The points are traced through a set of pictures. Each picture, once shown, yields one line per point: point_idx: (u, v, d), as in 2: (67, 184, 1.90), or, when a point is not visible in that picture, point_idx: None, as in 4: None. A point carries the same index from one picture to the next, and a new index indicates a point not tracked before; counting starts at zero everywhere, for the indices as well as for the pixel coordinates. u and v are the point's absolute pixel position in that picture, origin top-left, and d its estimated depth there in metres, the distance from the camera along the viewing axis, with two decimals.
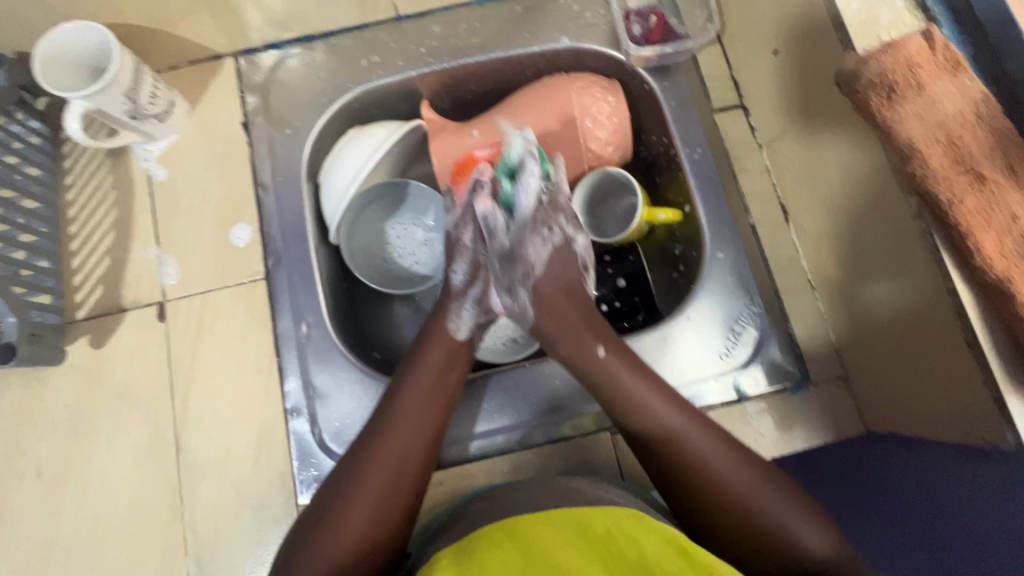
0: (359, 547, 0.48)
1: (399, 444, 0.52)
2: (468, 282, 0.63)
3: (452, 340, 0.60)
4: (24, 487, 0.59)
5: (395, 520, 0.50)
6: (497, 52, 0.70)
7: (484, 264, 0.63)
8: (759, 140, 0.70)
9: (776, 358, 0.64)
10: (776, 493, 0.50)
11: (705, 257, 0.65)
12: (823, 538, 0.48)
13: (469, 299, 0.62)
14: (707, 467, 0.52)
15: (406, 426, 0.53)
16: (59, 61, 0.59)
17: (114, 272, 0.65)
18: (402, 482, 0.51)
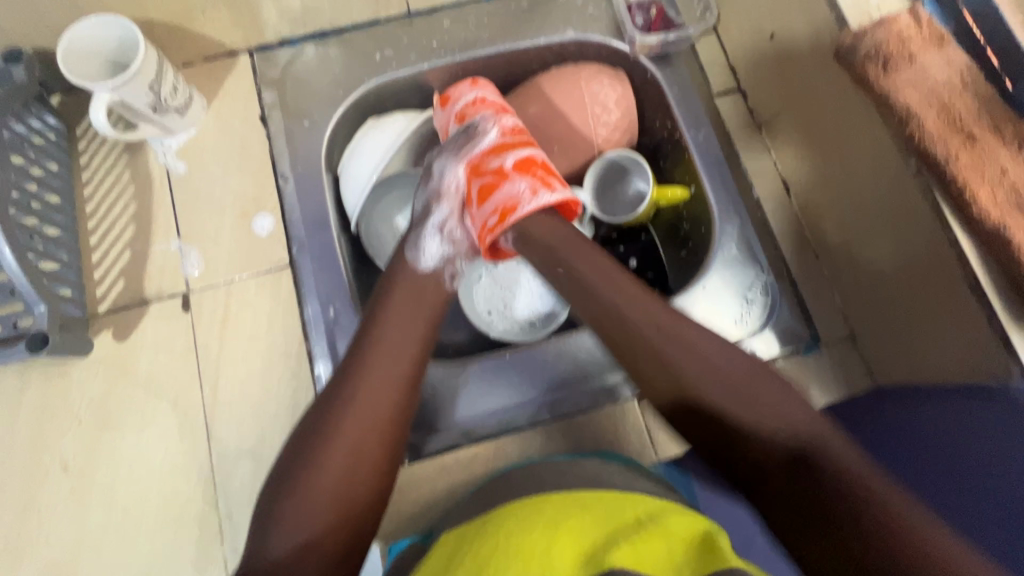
0: (333, 498, 0.50)
1: (378, 383, 0.54)
2: (429, 208, 0.65)
3: (414, 268, 0.62)
4: (51, 483, 0.58)
5: (368, 489, 0.52)
6: (506, 44, 0.74)
7: (439, 189, 0.65)
8: (759, 121, 0.73)
9: (787, 322, 0.67)
10: (768, 382, 0.51)
11: (715, 230, 0.68)
12: (800, 409, 0.49)
13: (431, 223, 0.64)
14: (700, 348, 0.53)
15: (382, 359, 0.56)
16: (82, 55, 0.59)
17: (136, 265, 0.65)
18: (382, 421, 0.53)
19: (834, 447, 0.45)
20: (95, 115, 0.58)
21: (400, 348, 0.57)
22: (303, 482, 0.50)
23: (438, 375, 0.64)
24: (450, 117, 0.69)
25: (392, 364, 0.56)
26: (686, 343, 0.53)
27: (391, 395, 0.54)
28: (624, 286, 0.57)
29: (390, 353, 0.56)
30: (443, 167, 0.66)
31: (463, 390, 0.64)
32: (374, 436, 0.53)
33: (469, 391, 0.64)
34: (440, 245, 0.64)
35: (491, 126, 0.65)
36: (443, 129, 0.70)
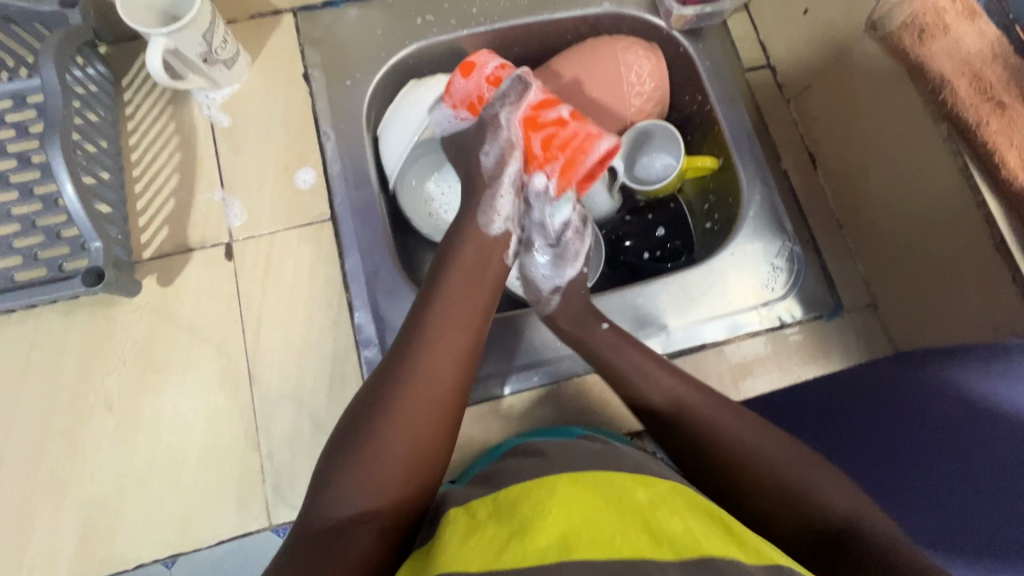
0: (405, 463, 0.48)
1: (446, 347, 0.54)
2: (500, 168, 0.62)
3: (486, 232, 0.61)
4: (96, 419, 0.59)
5: (436, 453, 0.51)
6: (545, 14, 0.76)
7: (508, 143, 0.63)
8: (787, 96, 0.75)
9: (811, 289, 0.69)
10: (735, 416, 0.55)
11: (744, 198, 0.71)
12: (843, 491, 0.48)
13: (506, 183, 0.62)
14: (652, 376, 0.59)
15: (447, 323, 0.55)
16: (138, 2, 0.60)
17: (180, 213, 0.66)
18: (445, 388, 0.52)
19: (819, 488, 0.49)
20: (152, 59, 0.59)
21: (464, 315, 0.56)
22: (370, 447, 0.48)
23: None
24: (480, 84, 0.66)
25: (455, 331, 0.55)
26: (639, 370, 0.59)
27: (454, 360, 0.54)
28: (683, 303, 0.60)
29: (457, 315, 0.56)
30: (506, 117, 0.63)
31: (499, 342, 0.68)
32: (442, 399, 0.52)
33: (505, 343, 0.66)
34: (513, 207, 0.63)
35: (535, 77, 0.65)
36: (466, 95, 0.67)
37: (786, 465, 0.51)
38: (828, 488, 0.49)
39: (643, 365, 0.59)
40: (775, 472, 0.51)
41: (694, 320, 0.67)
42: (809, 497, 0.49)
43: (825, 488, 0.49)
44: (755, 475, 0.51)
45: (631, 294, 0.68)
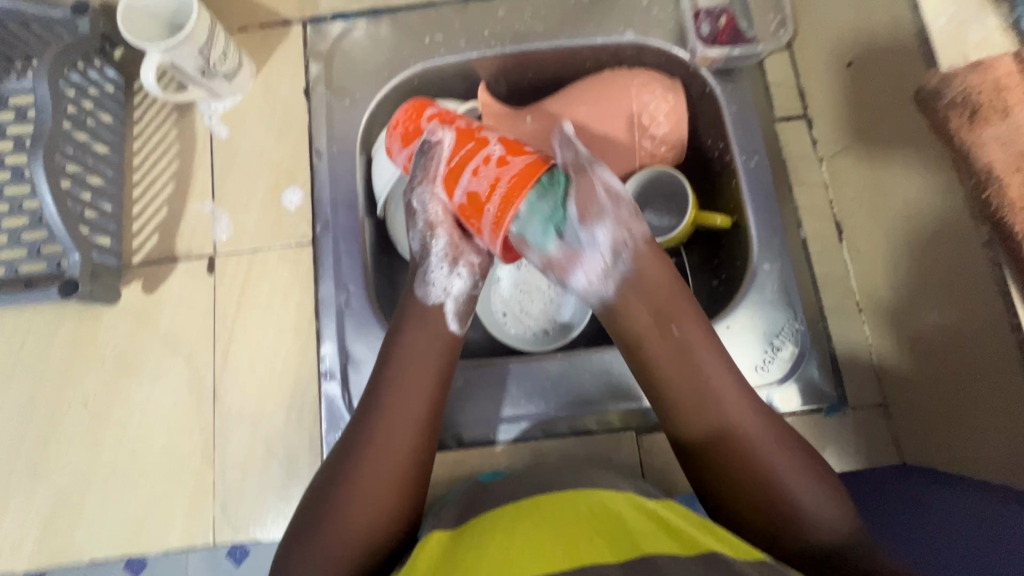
0: (365, 536, 0.48)
1: (398, 417, 0.52)
2: (427, 244, 0.59)
3: (423, 304, 0.58)
4: (71, 417, 0.62)
5: (397, 520, 0.49)
6: (561, 41, 0.71)
7: (432, 215, 0.58)
8: (820, 154, 0.66)
9: (813, 377, 0.62)
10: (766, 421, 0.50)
11: (749, 267, 0.64)
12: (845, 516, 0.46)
13: (432, 255, 0.58)
14: (698, 366, 0.51)
15: (398, 390, 0.53)
16: (142, 13, 0.61)
17: (171, 222, 0.67)
18: (399, 456, 0.51)
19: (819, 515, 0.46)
20: (149, 71, 0.60)
21: (416, 381, 0.54)
22: (325, 523, 0.48)
23: None
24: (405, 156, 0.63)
25: (409, 400, 0.53)
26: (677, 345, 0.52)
27: (413, 429, 0.52)
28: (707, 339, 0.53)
29: (411, 374, 0.54)
30: (421, 196, 0.59)
31: (461, 391, 0.64)
32: (393, 471, 0.50)
33: (466, 392, 0.64)
34: (449, 271, 0.59)
35: (445, 132, 0.59)
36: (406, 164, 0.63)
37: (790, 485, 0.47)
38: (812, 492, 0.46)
39: (692, 362, 0.51)
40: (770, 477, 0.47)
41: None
42: (812, 517, 0.46)
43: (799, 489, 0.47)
44: (754, 482, 0.47)
45: (607, 357, 0.63)
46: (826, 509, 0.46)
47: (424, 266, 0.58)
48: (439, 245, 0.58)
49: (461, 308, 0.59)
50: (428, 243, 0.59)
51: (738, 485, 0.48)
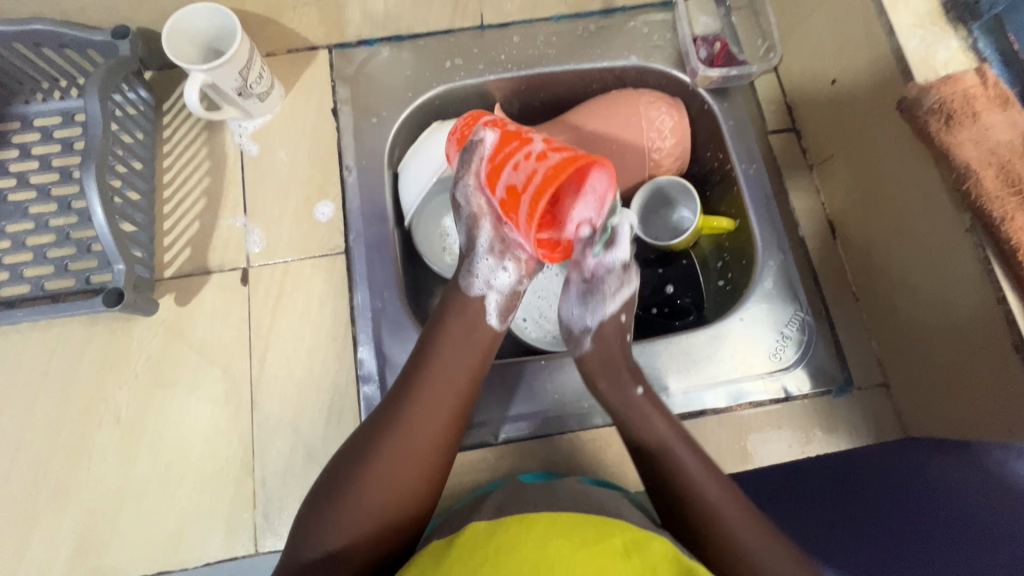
0: (383, 513, 0.50)
1: (434, 403, 0.55)
2: (473, 237, 0.64)
3: (466, 292, 0.63)
4: (104, 432, 0.62)
5: (415, 500, 0.52)
6: (571, 64, 0.77)
7: (477, 209, 0.64)
8: (810, 161, 0.74)
9: (821, 362, 0.67)
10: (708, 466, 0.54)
11: (756, 263, 0.69)
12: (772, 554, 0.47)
13: (478, 250, 0.64)
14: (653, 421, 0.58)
15: (435, 379, 0.56)
16: (181, 36, 0.64)
17: (203, 236, 0.69)
18: (430, 440, 0.54)
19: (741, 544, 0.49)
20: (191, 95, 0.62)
21: (452, 371, 0.57)
22: (348, 494, 0.50)
23: None
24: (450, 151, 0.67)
25: (443, 390, 0.56)
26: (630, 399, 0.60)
27: (440, 425, 0.55)
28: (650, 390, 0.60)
29: (449, 364, 0.57)
30: (464, 189, 0.63)
31: (494, 387, 0.66)
32: (420, 452, 0.53)
33: (501, 391, 0.66)
34: (497, 262, 0.64)
35: (487, 131, 0.62)
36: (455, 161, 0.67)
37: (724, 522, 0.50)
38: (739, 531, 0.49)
39: (645, 412, 0.59)
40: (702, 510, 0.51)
41: (695, 385, 0.66)
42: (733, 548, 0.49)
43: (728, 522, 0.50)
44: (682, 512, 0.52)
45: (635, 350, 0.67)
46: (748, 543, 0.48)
47: (469, 261, 0.64)
48: (484, 236, 0.64)
49: (508, 295, 0.64)
50: (474, 236, 0.64)
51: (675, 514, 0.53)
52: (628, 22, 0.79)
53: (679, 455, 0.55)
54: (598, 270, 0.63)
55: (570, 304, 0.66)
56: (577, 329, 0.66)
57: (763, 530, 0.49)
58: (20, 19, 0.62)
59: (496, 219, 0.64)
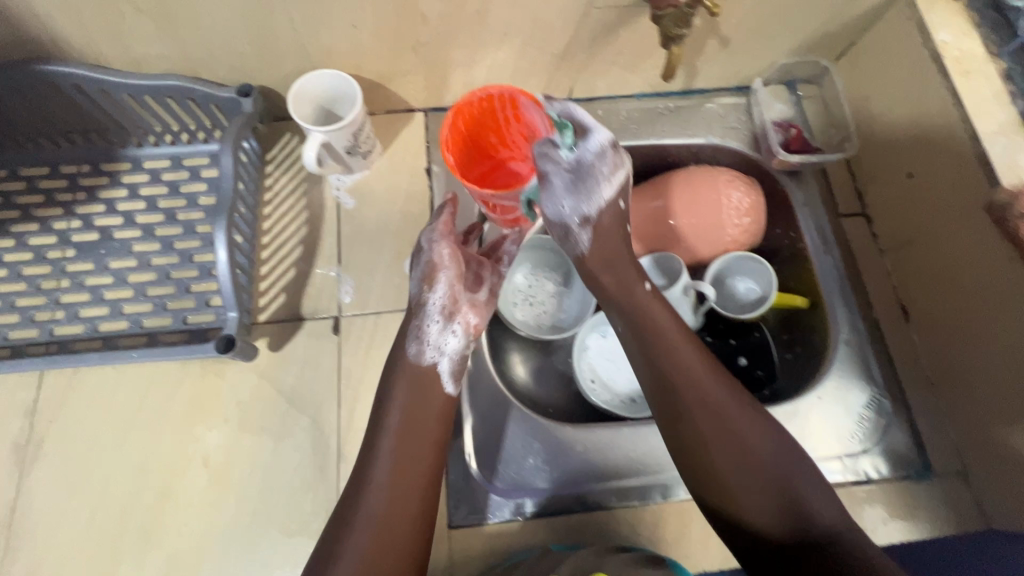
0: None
1: (412, 466, 0.55)
2: (425, 292, 0.64)
3: (420, 363, 0.62)
4: (192, 474, 0.62)
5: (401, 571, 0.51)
6: (651, 139, 0.82)
7: (445, 270, 0.64)
8: (881, 246, 0.76)
9: (898, 446, 0.68)
10: (761, 429, 0.55)
11: (831, 342, 0.72)
12: (832, 510, 0.51)
13: (428, 310, 0.64)
14: (704, 388, 0.56)
15: (415, 442, 0.57)
16: (305, 100, 0.69)
17: (298, 283, 0.71)
18: (410, 504, 0.54)
19: (814, 513, 0.50)
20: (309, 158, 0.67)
21: (422, 434, 0.58)
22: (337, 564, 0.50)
23: (558, 434, 0.66)
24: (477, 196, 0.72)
25: (416, 454, 0.56)
26: (682, 367, 0.57)
27: (426, 465, 0.56)
28: (693, 362, 0.58)
29: (415, 432, 0.58)
30: (429, 240, 0.65)
31: (577, 456, 0.65)
32: (405, 518, 0.53)
33: (585, 457, 0.65)
34: (444, 325, 0.64)
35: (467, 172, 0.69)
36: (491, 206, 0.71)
37: (790, 488, 0.52)
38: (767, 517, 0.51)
39: (697, 377, 0.57)
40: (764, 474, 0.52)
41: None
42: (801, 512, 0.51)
43: (758, 507, 0.52)
44: (744, 481, 0.52)
45: None
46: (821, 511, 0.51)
47: (418, 314, 0.64)
48: (436, 295, 0.63)
49: (450, 370, 0.63)
50: (424, 291, 0.64)
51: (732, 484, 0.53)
52: (705, 104, 0.84)
53: (741, 425, 0.54)
54: (581, 158, 0.60)
55: (558, 198, 0.62)
56: (572, 224, 0.64)
57: (831, 500, 0.52)
58: (156, 74, 0.66)
59: (462, 281, 0.65)
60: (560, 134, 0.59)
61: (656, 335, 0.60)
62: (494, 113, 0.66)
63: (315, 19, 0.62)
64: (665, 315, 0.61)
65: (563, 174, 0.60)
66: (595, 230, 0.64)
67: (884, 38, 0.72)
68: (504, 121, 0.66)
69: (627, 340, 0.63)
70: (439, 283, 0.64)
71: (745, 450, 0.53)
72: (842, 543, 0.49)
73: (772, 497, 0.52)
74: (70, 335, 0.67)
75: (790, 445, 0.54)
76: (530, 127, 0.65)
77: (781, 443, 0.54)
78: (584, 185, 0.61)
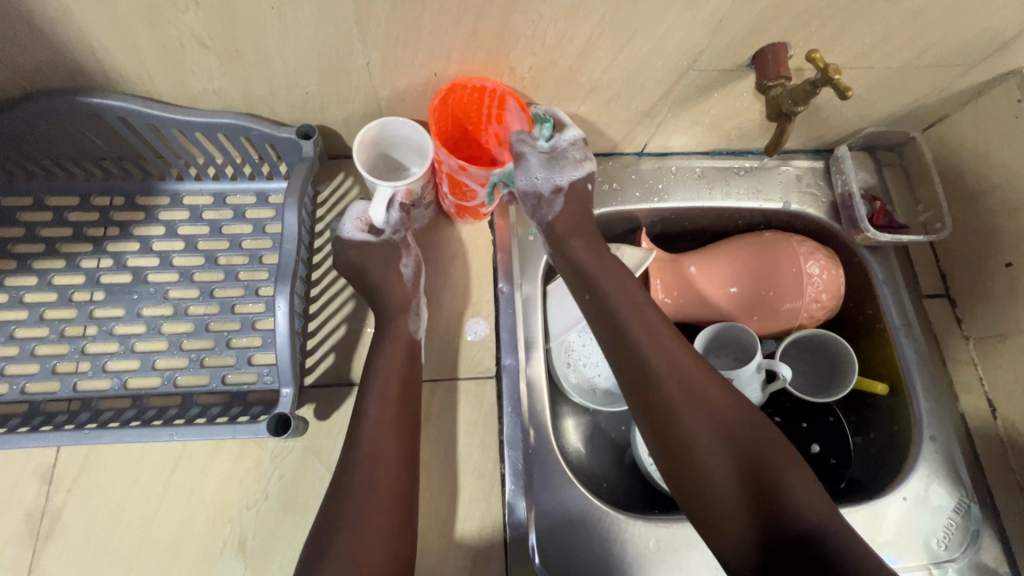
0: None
1: (388, 476, 0.53)
2: (416, 273, 0.65)
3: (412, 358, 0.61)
4: (226, 559, 0.56)
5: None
6: (725, 201, 0.77)
7: (414, 250, 0.66)
8: (966, 332, 0.72)
9: (989, 559, 0.63)
10: (739, 411, 0.54)
11: (915, 435, 0.67)
12: (813, 497, 0.50)
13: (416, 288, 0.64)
14: (681, 368, 0.56)
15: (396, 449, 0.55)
16: (369, 146, 0.62)
17: (349, 343, 0.65)
18: (396, 493, 0.53)
19: (793, 497, 0.50)
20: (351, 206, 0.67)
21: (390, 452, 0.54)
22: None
23: (630, 529, 0.60)
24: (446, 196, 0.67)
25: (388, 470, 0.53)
26: (662, 349, 0.57)
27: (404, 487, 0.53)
28: (670, 345, 0.57)
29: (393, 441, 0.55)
30: (392, 228, 0.65)
31: (652, 556, 0.60)
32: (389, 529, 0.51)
33: (658, 558, 0.60)
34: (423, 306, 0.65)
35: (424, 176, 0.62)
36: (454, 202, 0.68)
37: (772, 472, 0.51)
38: (741, 509, 0.51)
39: (671, 356, 0.56)
40: (739, 457, 0.52)
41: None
42: (781, 497, 0.50)
43: (727, 485, 0.52)
44: (717, 462, 0.52)
45: None
46: (801, 496, 0.50)
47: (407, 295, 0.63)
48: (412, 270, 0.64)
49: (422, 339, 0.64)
50: (405, 271, 0.64)
51: (706, 467, 0.52)
52: (782, 166, 0.79)
53: (715, 404, 0.54)
54: (555, 145, 0.62)
55: (533, 171, 0.61)
56: (546, 194, 0.64)
57: (812, 486, 0.51)
58: (212, 111, 0.60)
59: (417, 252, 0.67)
60: (539, 126, 0.61)
61: (626, 304, 0.59)
62: (481, 104, 0.59)
63: (395, 65, 0.57)
64: (634, 289, 0.61)
65: (539, 156, 0.61)
66: (567, 197, 0.64)
67: (984, 117, 0.69)
68: (488, 117, 0.61)
69: (592, 319, 0.62)
70: (410, 260, 0.65)
71: (719, 432, 0.53)
72: (822, 532, 0.48)
73: (748, 481, 0.51)
74: (96, 391, 0.61)
75: (770, 430, 0.54)
76: (511, 129, 0.61)
77: (756, 424, 0.54)
78: (558, 163, 0.63)
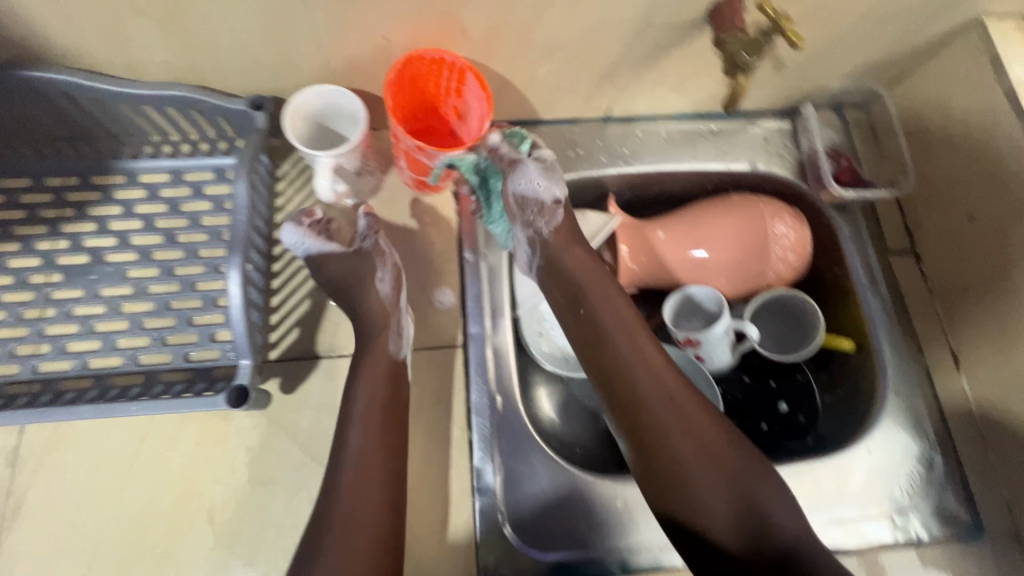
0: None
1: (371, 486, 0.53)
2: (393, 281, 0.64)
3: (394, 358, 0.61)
4: (195, 532, 0.56)
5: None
6: (693, 165, 0.77)
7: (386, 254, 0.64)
8: (931, 287, 0.73)
9: (951, 505, 0.64)
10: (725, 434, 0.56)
11: (879, 389, 0.68)
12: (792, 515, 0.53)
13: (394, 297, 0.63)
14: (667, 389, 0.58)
15: (383, 458, 0.55)
16: (303, 118, 0.62)
17: (313, 317, 0.65)
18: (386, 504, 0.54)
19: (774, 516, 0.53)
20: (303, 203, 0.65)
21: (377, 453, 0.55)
22: None
23: (600, 490, 0.61)
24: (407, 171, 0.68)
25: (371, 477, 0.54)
26: (651, 370, 0.59)
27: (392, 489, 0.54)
28: (658, 366, 0.59)
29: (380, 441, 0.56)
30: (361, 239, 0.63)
31: (619, 514, 0.60)
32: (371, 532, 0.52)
33: (625, 516, 0.60)
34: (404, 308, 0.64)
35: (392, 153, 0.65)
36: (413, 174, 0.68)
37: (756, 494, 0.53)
38: (729, 530, 0.53)
39: (656, 376, 0.59)
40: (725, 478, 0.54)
41: (825, 520, 0.63)
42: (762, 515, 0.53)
43: (711, 502, 0.53)
44: (705, 482, 0.54)
45: None
46: (781, 515, 0.53)
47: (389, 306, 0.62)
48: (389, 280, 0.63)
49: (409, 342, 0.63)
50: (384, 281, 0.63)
51: (691, 486, 0.54)
52: (749, 128, 0.78)
53: (701, 425, 0.56)
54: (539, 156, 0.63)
55: (533, 176, 0.62)
56: (548, 203, 0.63)
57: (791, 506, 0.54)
58: (161, 83, 0.59)
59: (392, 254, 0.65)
60: (516, 140, 0.64)
61: (612, 324, 0.61)
62: (440, 77, 0.62)
63: (342, 29, 0.55)
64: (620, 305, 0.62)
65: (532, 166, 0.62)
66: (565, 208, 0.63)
67: (948, 70, 0.68)
68: (446, 90, 0.64)
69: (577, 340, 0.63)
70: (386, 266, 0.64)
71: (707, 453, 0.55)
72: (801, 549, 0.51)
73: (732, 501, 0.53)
74: (58, 372, 0.60)
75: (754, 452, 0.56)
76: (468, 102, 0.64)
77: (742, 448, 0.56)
78: (552, 172, 0.63)
